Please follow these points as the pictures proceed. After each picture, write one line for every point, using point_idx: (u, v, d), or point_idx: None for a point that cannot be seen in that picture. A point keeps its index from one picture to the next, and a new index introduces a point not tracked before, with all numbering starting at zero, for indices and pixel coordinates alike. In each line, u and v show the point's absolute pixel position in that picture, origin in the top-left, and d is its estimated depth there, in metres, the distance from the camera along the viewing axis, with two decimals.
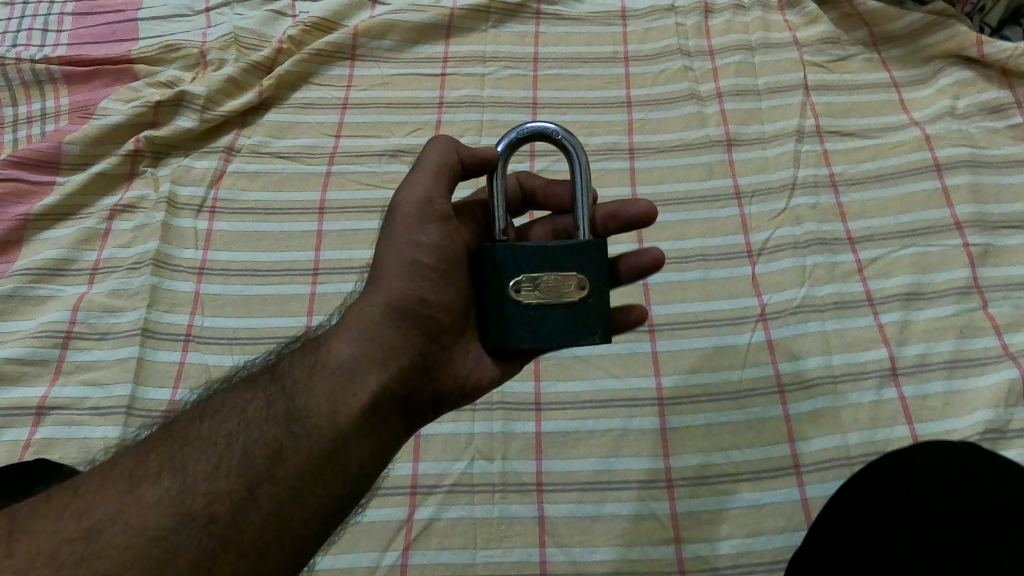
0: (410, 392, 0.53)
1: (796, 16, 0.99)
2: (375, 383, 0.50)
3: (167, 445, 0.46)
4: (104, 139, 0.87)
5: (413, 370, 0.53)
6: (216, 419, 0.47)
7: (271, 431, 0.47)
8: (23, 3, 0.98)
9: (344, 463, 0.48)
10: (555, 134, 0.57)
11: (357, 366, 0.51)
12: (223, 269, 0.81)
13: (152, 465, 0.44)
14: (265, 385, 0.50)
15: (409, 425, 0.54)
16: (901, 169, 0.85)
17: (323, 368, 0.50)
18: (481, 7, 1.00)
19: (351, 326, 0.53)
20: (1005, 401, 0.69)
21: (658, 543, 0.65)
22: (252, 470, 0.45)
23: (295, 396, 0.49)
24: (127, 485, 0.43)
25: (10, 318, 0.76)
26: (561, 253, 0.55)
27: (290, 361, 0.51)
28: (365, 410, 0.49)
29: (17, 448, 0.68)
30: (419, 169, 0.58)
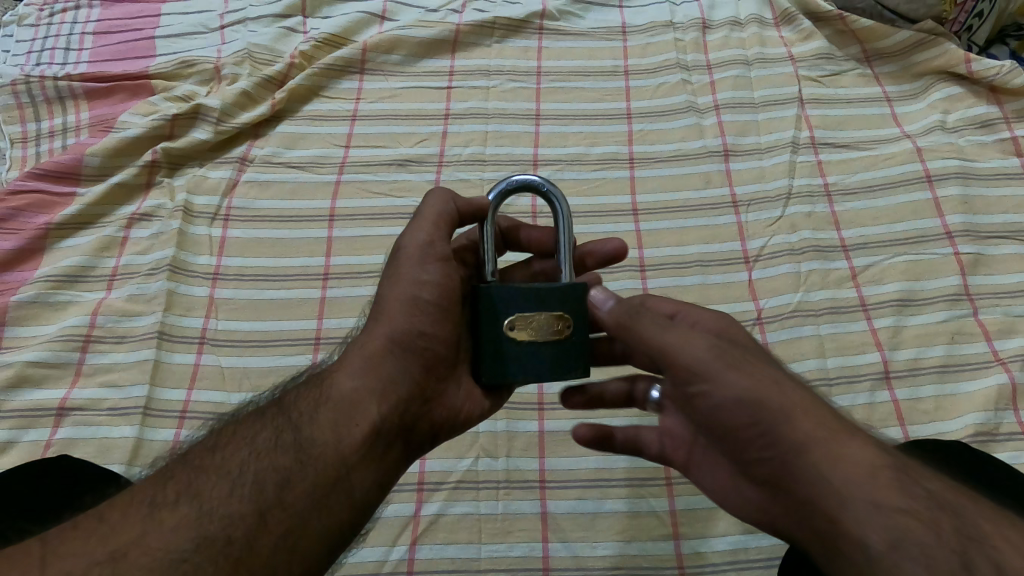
0: (408, 423, 0.54)
1: (791, 33, 1.03)
2: (375, 414, 0.52)
3: (184, 474, 0.47)
4: (123, 151, 0.90)
5: (411, 402, 0.55)
6: (229, 449, 0.49)
7: (281, 460, 0.49)
8: (46, 24, 1.02)
9: (349, 489, 0.50)
10: (540, 186, 0.59)
11: (359, 398, 0.53)
12: (237, 274, 0.84)
13: (172, 492, 0.46)
14: (272, 417, 0.52)
15: (407, 456, 0.55)
16: (893, 179, 0.88)
17: (328, 402, 0.52)
18: (486, 23, 1.04)
19: (352, 361, 0.55)
20: (994, 405, 0.71)
21: (657, 539, 0.67)
22: (263, 496, 0.47)
23: (301, 427, 0.51)
24: (149, 510, 0.44)
25: (32, 323, 0.79)
26: (550, 292, 0.56)
27: (296, 396, 0.54)
28: (367, 439, 0.51)
29: (39, 448, 0.70)
30: (419, 217, 0.62)
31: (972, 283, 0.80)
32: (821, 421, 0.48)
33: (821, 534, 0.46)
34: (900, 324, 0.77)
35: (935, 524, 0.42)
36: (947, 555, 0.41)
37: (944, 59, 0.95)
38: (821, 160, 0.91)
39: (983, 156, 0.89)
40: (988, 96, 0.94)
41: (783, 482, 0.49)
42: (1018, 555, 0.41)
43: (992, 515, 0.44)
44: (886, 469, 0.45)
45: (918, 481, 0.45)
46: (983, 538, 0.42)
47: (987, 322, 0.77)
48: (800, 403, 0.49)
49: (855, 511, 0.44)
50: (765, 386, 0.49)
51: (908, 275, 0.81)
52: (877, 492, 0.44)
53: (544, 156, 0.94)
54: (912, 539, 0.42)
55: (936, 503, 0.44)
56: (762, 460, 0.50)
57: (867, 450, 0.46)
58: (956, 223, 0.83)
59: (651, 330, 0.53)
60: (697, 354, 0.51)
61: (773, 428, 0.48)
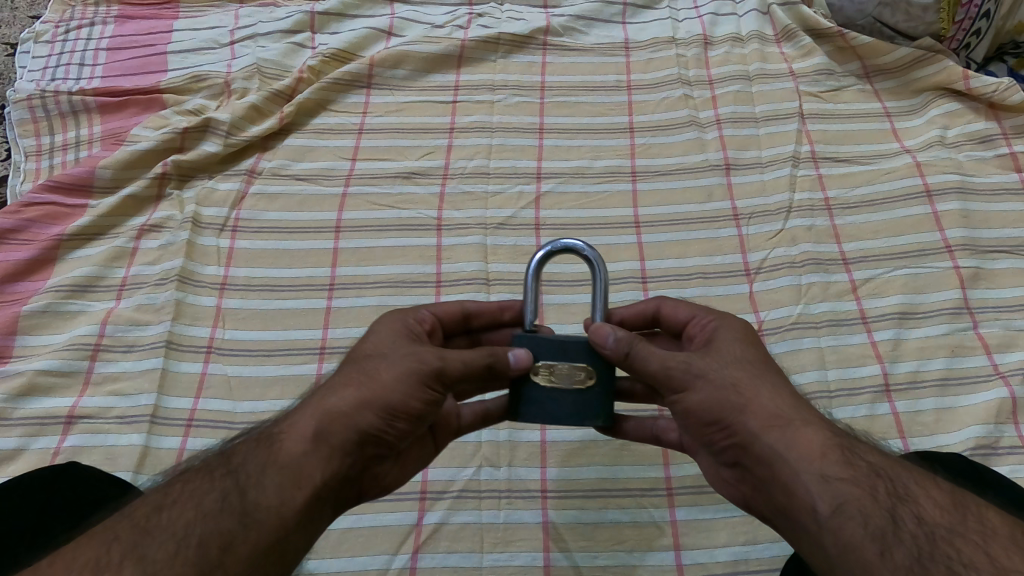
0: (344, 487, 0.54)
1: (792, 49, 1.04)
2: (319, 481, 0.51)
3: (129, 534, 0.47)
4: (135, 164, 0.92)
5: (354, 472, 0.54)
6: (176, 509, 0.49)
7: (223, 522, 0.49)
8: (62, 40, 1.04)
9: (287, 548, 0.50)
10: (581, 250, 0.59)
11: (306, 465, 0.51)
12: (244, 284, 0.85)
13: (116, 554, 0.46)
14: (220, 477, 0.51)
15: (338, 512, 0.55)
16: (894, 194, 0.89)
17: (274, 464, 0.51)
18: (491, 38, 1.06)
19: (305, 424, 0.53)
20: (995, 419, 0.71)
21: (657, 550, 0.68)
22: (205, 558, 0.47)
23: (247, 489, 0.50)
24: (92, 573, 0.45)
25: (42, 332, 0.80)
26: (578, 345, 0.58)
27: (244, 455, 0.52)
28: (307, 505, 0.51)
29: (48, 455, 0.71)
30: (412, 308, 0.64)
31: (972, 297, 0.80)
32: (778, 409, 0.53)
33: (778, 505, 0.52)
34: (900, 337, 0.78)
35: (870, 488, 0.48)
36: (879, 512, 0.47)
37: (942, 77, 0.96)
38: (821, 174, 0.92)
39: (983, 171, 0.90)
40: (987, 112, 0.95)
41: (746, 464, 0.55)
42: (938, 509, 0.48)
43: (919, 477, 0.50)
44: (832, 445, 0.51)
45: (860, 454, 0.51)
46: (910, 497, 0.48)
47: (988, 336, 0.77)
48: (763, 395, 0.54)
49: (805, 483, 0.50)
50: (729, 387, 0.55)
51: (908, 289, 0.81)
52: (823, 466, 0.50)
53: (548, 169, 0.95)
54: (851, 503, 0.48)
55: (873, 470, 0.50)
56: (729, 446, 0.55)
57: (817, 432, 0.52)
58: (956, 237, 0.84)
59: (645, 358, 0.56)
60: (676, 365, 0.56)
61: (738, 422, 0.54)
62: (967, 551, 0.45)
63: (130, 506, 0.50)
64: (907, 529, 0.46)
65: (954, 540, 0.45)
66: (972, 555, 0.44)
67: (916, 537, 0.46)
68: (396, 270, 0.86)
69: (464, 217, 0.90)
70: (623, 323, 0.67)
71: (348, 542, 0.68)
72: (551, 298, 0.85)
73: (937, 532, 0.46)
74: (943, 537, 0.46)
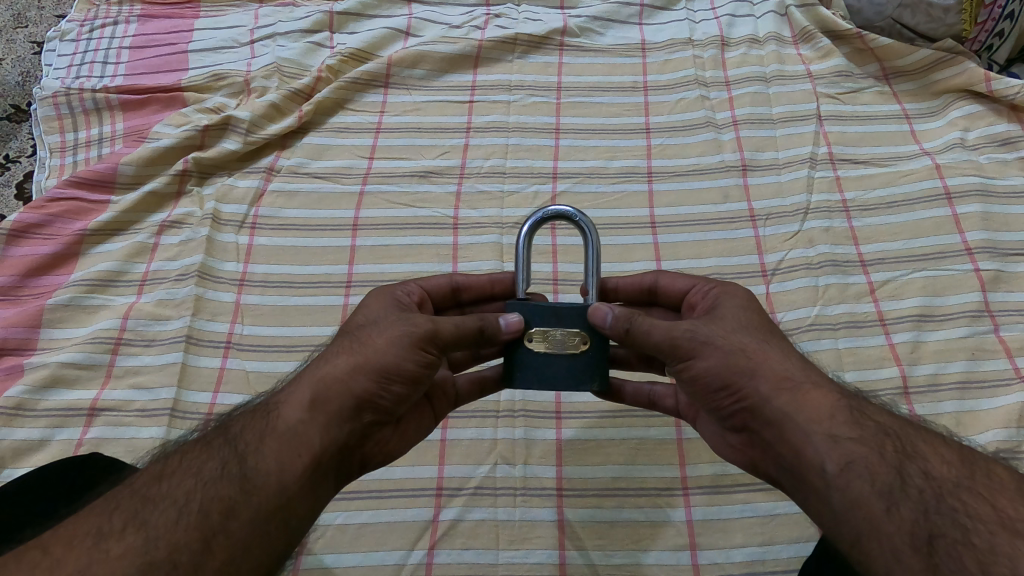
0: (344, 456, 0.54)
1: (809, 51, 1.04)
2: (319, 448, 0.52)
3: (131, 504, 0.48)
4: (156, 160, 0.93)
5: (353, 440, 0.55)
6: (176, 478, 0.50)
7: (223, 489, 0.49)
8: (86, 38, 1.06)
9: (293, 513, 0.50)
10: (573, 216, 0.60)
11: (306, 432, 0.52)
12: (262, 281, 0.86)
13: (119, 521, 0.47)
14: (219, 447, 0.52)
15: (342, 481, 0.56)
16: (912, 196, 0.88)
17: (273, 433, 0.52)
18: (508, 39, 1.06)
19: (302, 392, 0.54)
20: (1017, 421, 0.70)
21: (673, 549, 0.68)
22: (208, 522, 0.47)
23: (247, 457, 0.51)
24: (95, 540, 0.45)
25: (66, 326, 0.81)
26: (570, 311, 0.58)
27: (243, 425, 0.53)
28: (309, 470, 0.51)
29: (70, 447, 0.72)
30: (399, 284, 0.64)
31: (992, 300, 0.80)
32: (787, 372, 0.54)
33: (789, 466, 0.53)
34: (919, 340, 0.77)
35: (879, 447, 0.49)
36: (886, 469, 0.47)
37: (963, 78, 0.96)
38: (839, 176, 0.92)
39: (1004, 174, 0.89)
40: (1008, 114, 0.94)
41: (753, 428, 0.55)
42: (944, 464, 0.48)
43: (928, 435, 0.50)
44: (842, 407, 0.51)
45: (869, 414, 0.51)
46: (918, 454, 0.48)
47: (1008, 339, 0.77)
48: (771, 358, 0.54)
49: (814, 443, 0.50)
50: (739, 350, 0.54)
51: (927, 291, 0.81)
52: (833, 426, 0.50)
53: (564, 169, 0.95)
54: (860, 461, 0.48)
55: (882, 430, 0.50)
56: (735, 410, 0.56)
57: (827, 393, 0.52)
58: (976, 240, 0.83)
59: (646, 332, 0.56)
60: (681, 333, 0.56)
61: (745, 386, 0.54)
62: (972, 504, 0.45)
63: (131, 479, 0.50)
64: (915, 484, 0.46)
65: (961, 494, 0.45)
66: (979, 509, 0.44)
67: (922, 492, 0.46)
68: (413, 268, 0.87)
69: (481, 216, 0.91)
70: (618, 291, 0.69)
71: (364, 537, 0.69)
72: (566, 297, 0.85)
73: (944, 486, 0.46)
74: (951, 492, 0.46)
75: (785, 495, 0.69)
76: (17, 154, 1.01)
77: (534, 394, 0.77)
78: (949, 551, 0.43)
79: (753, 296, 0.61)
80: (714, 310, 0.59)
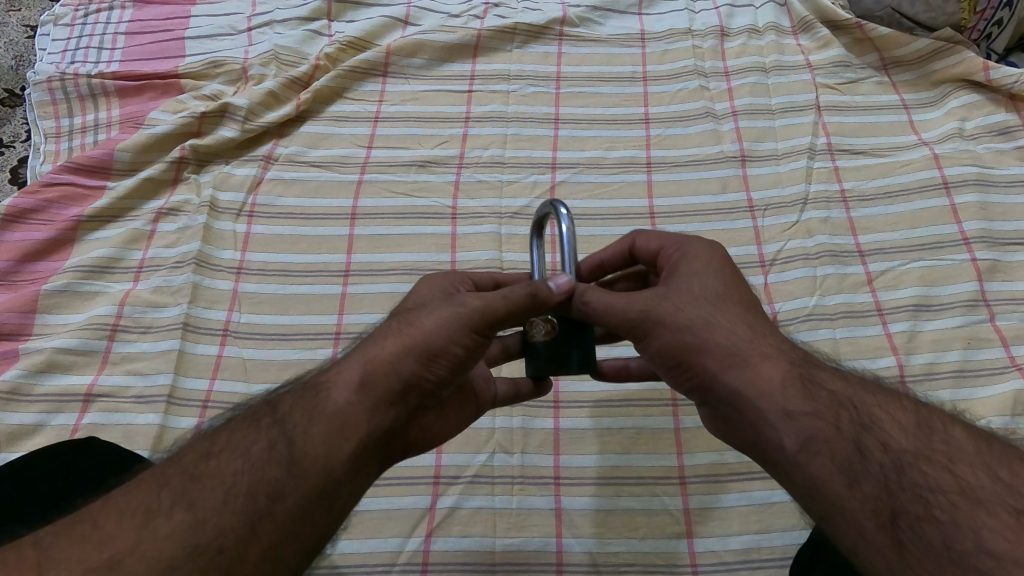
0: (390, 439, 0.54)
1: (809, 41, 1.04)
2: (366, 431, 0.51)
3: (179, 481, 0.48)
4: (153, 147, 0.93)
5: (399, 424, 0.54)
6: (223, 458, 0.50)
7: (270, 471, 0.49)
8: (81, 23, 1.05)
9: (335, 500, 0.50)
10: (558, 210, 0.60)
11: (354, 414, 0.51)
12: (260, 269, 0.86)
13: (168, 499, 0.47)
14: (266, 427, 0.51)
15: (388, 464, 0.55)
16: (910, 187, 0.88)
17: (321, 414, 0.51)
18: (507, 28, 1.06)
19: (351, 371, 0.53)
20: (1011, 410, 0.70)
21: (671, 537, 0.68)
22: (254, 506, 0.47)
23: (294, 439, 0.50)
24: (144, 518, 0.46)
25: (61, 311, 0.81)
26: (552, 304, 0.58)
27: (291, 403, 0.52)
28: (355, 457, 0.51)
29: (66, 432, 0.72)
30: (437, 275, 0.63)
31: (989, 290, 0.80)
32: (735, 346, 0.53)
33: (754, 444, 0.53)
34: (915, 329, 0.77)
35: (835, 420, 0.48)
36: (844, 444, 0.47)
37: (962, 68, 0.95)
38: (837, 167, 0.92)
39: (1002, 163, 0.89)
40: (1007, 104, 0.94)
41: (713, 403, 0.55)
42: (903, 434, 0.48)
43: (884, 401, 0.50)
44: (793, 379, 0.51)
45: (822, 383, 0.51)
46: (875, 424, 0.48)
47: (1004, 328, 0.77)
48: (720, 333, 0.54)
49: (771, 422, 0.50)
50: (688, 328, 0.55)
51: (924, 281, 0.81)
52: (786, 401, 0.50)
53: (563, 159, 0.95)
54: (817, 438, 0.48)
55: (837, 401, 0.50)
56: (694, 386, 0.56)
57: (775, 365, 0.52)
58: (973, 230, 0.84)
59: (604, 310, 0.56)
60: (634, 311, 0.56)
61: (696, 363, 0.55)
62: (932, 476, 0.45)
63: (178, 455, 0.50)
64: (873, 459, 0.46)
65: (919, 465, 0.45)
66: (938, 480, 0.44)
67: (882, 466, 0.46)
68: (411, 257, 0.86)
69: (479, 206, 0.90)
70: (603, 265, 0.68)
71: (361, 524, 0.69)
72: None
73: (902, 457, 0.46)
74: (910, 463, 0.46)
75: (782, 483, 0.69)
76: (11, 139, 1.00)
77: None
78: (913, 527, 0.43)
79: (720, 252, 0.60)
80: (671, 277, 0.58)
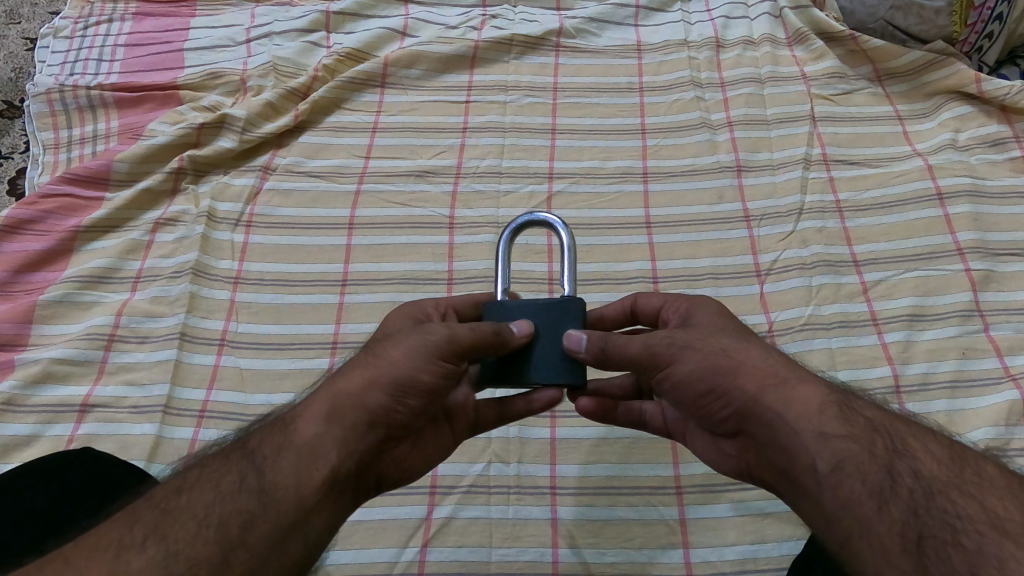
0: (359, 474, 0.53)
1: (803, 52, 1.04)
2: (335, 462, 0.51)
3: (151, 516, 0.47)
4: (151, 158, 0.93)
5: (369, 456, 0.54)
6: (195, 492, 0.49)
7: (242, 502, 0.48)
8: (81, 36, 1.06)
9: (303, 532, 0.49)
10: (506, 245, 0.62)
11: (321, 445, 0.51)
12: (257, 279, 0.86)
13: (139, 534, 0.46)
14: (236, 461, 0.51)
15: (359, 500, 0.55)
16: (905, 197, 0.89)
17: (290, 447, 0.51)
18: (504, 39, 1.07)
19: (317, 406, 0.53)
20: (1006, 420, 0.70)
21: (666, 547, 0.68)
22: (227, 536, 0.47)
23: (264, 470, 0.50)
24: (115, 553, 0.45)
25: (59, 321, 0.81)
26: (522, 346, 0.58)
27: (261, 437, 0.52)
28: (326, 484, 0.50)
29: (62, 442, 0.72)
30: (412, 302, 0.64)
31: (983, 300, 0.80)
32: (773, 368, 0.54)
33: (780, 467, 0.53)
34: (910, 339, 0.78)
35: (870, 444, 0.49)
36: (875, 469, 0.47)
37: (954, 80, 0.97)
38: (832, 177, 0.92)
39: (995, 174, 0.90)
40: (999, 115, 0.95)
41: (746, 429, 0.55)
42: (935, 463, 0.48)
43: (917, 431, 0.50)
44: (830, 403, 0.51)
45: (858, 410, 0.51)
46: (908, 452, 0.48)
47: (998, 338, 0.77)
48: (755, 357, 0.55)
49: (805, 442, 0.50)
50: (719, 352, 0.55)
51: (919, 291, 0.81)
52: (821, 423, 0.50)
53: (560, 169, 0.95)
54: (849, 461, 0.48)
55: (871, 427, 0.50)
56: (728, 415, 0.56)
57: (814, 389, 0.52)
58: (968, 240, 0.84)
59: (623, 346, 0.56)
60: (657, 342, 0.56)
61: (731, 387, 0.54)
62: (962, 504, 0.45)
63: (149, 492, 0.50)
64: (904, 484, 0.46)
65: (950, 493, 0.45)
66: (968, 508, 0.44)
67: (912, 492, 0.46)
68: (407, 267, 0.87)
69: (476, 216, 0.91)
70: (603, 319, 0.67)
71: (357, 534, 0.68)
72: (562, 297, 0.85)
73: (934, 485, 0.46)
74: (940, 491, 0.46)
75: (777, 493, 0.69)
76: (11, 150, 1.01)
77: None
78: (938, 551, 0.43)
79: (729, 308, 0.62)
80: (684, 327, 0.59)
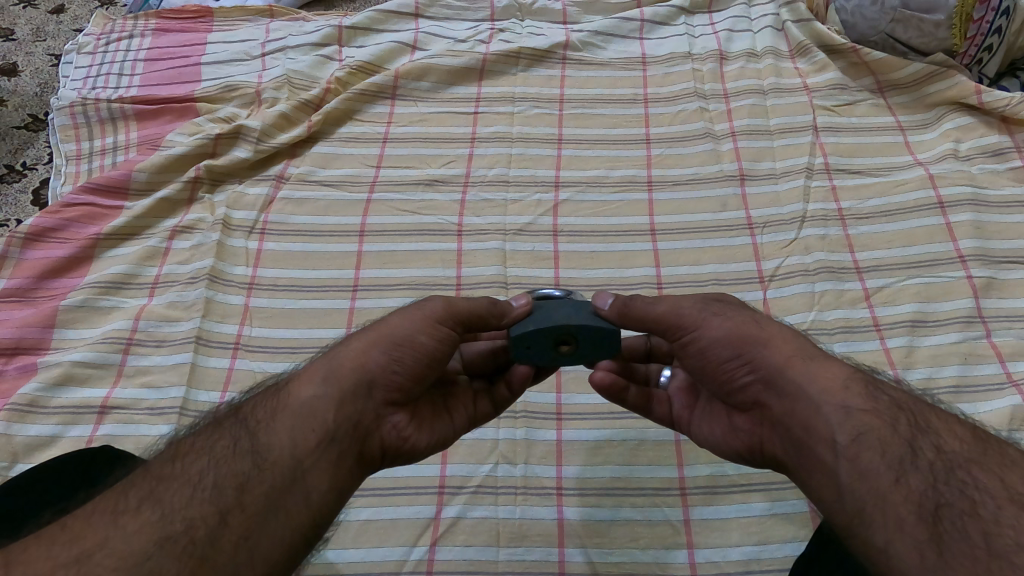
0: (361, 444, 0.55)
1: (806, 64, 1.06)
2: (331, 420, 0.53)
3: (145, 482, 0.49)
4: (169, 168, 0.96)
5: (367, 422, 0.56)
6: (191, 458, 0.51)
7: (237, 465, 0.50)
8: (102, 51, 1.09)
9: (304, 494, 0.50)
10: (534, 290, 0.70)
11: (321, 404, 0.54)
12: (270, 284, 0.88)
13: (134, 499, 0.47)
14: (231, 426, 0.53)
15: (361, 472, 0.56)
16: (906, 206, 0.90)
17: (285, 412, 0.54)
18: (512, 52, 1.09)
19: (315, 371, 0.56)
20: (1008, 424, 0.71)
21: (671, 547, 0.69)
22: (222, 498, 0.48)
23: (258, 433, 0.52)
24: (110, 517, 0.46)
25: (79, 326, 0.84)
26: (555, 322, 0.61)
27: (254, 404, 0.55)
28: (321, 444, 0.52)
29: (81, 443, 0.74)
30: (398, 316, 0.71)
31: (985, 306, 0.81)
32: (798, 346, 0.57)
33: (796, 438, 0.54)
34: (912, 345, 0.79)
35: (892, 420, 0.51)
36: (897, 442, 0.49)
37: (955, 91, 0.98)
38: (834, 186, 0.94)
39: (996, 184, 0.91)
40: (999, 126, 0.97)
41: (767, 401, 0.57)
42: (957, 440, 0.49)
43: (939, 413, 0.52)
44: (855, 380, 0.54)
45: (884, 390, 0.53)
46: (930, 429, 0.50)
47: (1000, 345, 0.78)
48: (776, 333, 0.58)
49: (826, 413, 0.52)
50: (748, 323, 0.58)
51: (921, 297, 0.82)
52: (846, 398, 0.52)
53: (566, 178, 0.97)
54: (871, 433, 0.50)
55: (895, 405, 0.52)
56: (750, 382, 0.58)
57: (839, 367, 0.55)
58: (969, 247, 0.85)
59: (644, 307, 0.61)
60: (686, 307, 0.61)
61: (758, 354, 0.57)
62: (982, 479, 0.46)
63: (147, 461, 0.52)
64: (925, 458, 0.48)
65: (970, 468, 0.47)
66: (986, 482, 0.46)
67: (933, 465, 0.48)
68: (417, 273, 0.89)
69: (484, 223, 0.93)
70: None
71: (368, 533, 0.70)
72: None
73: (955, 460, 0.48)
74: (961, 466, 0.47)
75: (780, 494, 0.71)
76: (34, 161, 1.04)
77: (535, 396, 0.79)
78: (955, 522, 0.44)
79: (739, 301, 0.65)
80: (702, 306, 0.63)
